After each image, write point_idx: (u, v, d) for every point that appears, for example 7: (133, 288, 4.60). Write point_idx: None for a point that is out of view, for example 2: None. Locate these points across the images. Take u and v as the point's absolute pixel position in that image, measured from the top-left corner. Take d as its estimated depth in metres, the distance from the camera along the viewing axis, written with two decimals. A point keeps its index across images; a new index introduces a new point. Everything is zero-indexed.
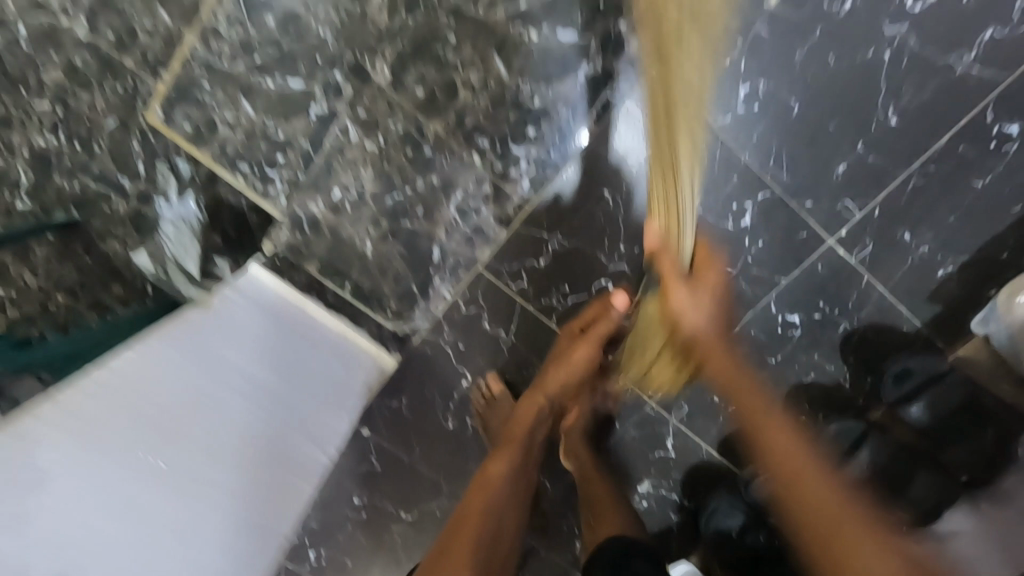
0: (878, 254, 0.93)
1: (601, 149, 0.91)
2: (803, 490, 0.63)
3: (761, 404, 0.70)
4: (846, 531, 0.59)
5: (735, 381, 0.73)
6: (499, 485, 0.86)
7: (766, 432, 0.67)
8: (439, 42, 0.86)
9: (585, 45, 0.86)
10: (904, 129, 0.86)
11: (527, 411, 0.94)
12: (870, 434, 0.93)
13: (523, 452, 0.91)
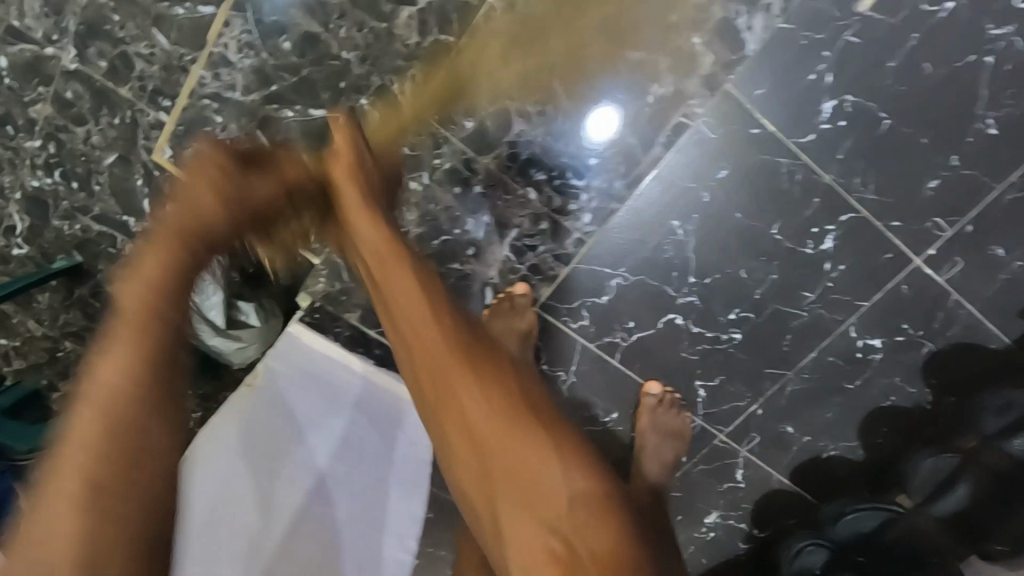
0: (968, 271, 0.86)
1: (669, 173, 0.82)
2: (484, 445, 0.67)
3: (456, 369, 0.69)
4: (520, 450, 0.67)
5: (419, 330, 0.70)
6: (121, 392, 0.59)
7: (449, 384, 0.69)
8: None
9: (654, 62, 0.79)
10: (1002, 140, 0.79)
11: (161, 262, 0.66)
12: (961, 471, 0.86)
13: (160, 320, 0.63)
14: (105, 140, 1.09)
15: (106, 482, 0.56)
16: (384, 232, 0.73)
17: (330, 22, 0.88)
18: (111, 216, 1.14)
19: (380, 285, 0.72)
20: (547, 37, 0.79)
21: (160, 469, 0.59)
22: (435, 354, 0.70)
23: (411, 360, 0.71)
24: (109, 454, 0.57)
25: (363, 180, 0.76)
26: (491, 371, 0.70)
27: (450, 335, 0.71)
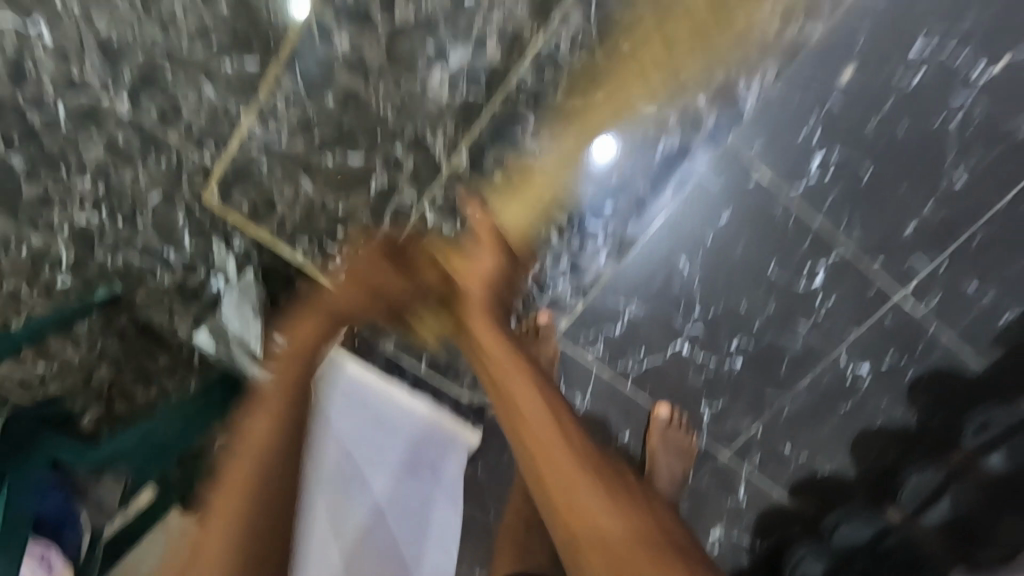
0: (945, 304, 0.96)
1: (676, 217, 0.94)
2: (576, 498, 0.63)
3: (550, 416, 0.69)
4: (586, 501, 0.63)
5: (510, 389, 0.72)
6: (271, 448, 0.69)
7: (543, 443, 0.67)
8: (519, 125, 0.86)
9: (663, 120, 0.85)
10: (970, 189, 0.89)
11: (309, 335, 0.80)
12: (948, 484, 0.97)
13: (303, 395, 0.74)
14: (150, 178, 1.09)
15: (252, 517, 0.65)
16: (498, 329, 0.78)
17: (369, 79, 0.99)
18: (154, 252, 1.17)
19: (496, 370, 0.74)
20: (564, 97, 0.83)
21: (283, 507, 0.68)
22: (529, 415, 0.69)
23: (509, 421, 0.71)
24: (251, 507, 0.65)
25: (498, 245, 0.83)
26: (575, 428, 0.69)
27: (549, 394, 0.72)
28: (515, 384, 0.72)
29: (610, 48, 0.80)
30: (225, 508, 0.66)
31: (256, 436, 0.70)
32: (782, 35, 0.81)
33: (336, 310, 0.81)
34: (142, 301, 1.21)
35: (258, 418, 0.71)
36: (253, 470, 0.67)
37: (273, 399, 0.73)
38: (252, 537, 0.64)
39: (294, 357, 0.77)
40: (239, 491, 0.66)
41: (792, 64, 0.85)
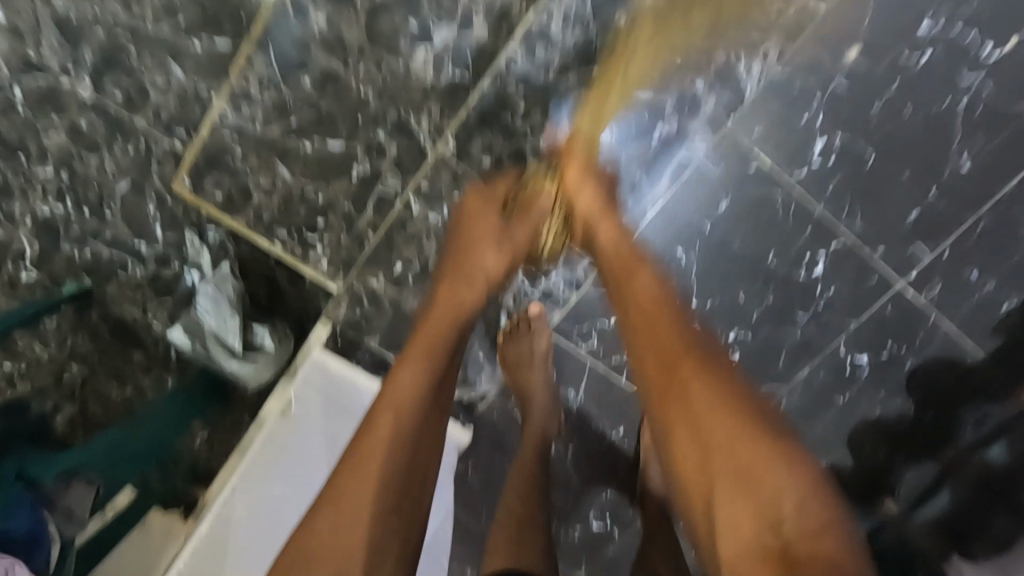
0: (945, 294, 0.94)
1: (672, 204, 0.88)
2: (705, 425, 0.58)
3: (684, 339, 0.65)
4: (741, 456, 0.56)
5: (651, 317, 0.67)
6: (407, 405, 0.68)
7: (673, 361, 0.63)
8: (507, 111, 0.89)
9: (661, 104, 0.82)
10: (976, 174, 0.86)
11: (448, 295, 0.78)
12: (944, 480, 0.97)
13: (444, 355, 0.73)
14: (119, 168, 1.11)
15: (380, 477, 0.63)
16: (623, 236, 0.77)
17: (348, 59, 0.92)
18: (124, 243, 1.16)
19: (617, 269, 0.74)
20: (554, 80, 0.84)
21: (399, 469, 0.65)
22: (661, 338, 0.65)
23: (632, 340, 0.67)
24: (384, 461, 0.64)
25: (596, 179, 0.80)
26: (712, 360, 0.63)
27: (676, 313, 0.68)
28: (658, 322, 0.66)
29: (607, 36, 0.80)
30: (359, 459, 0.64)
31: (398, 388, 0.69)
32: (784, 15, 0.77)
33: (487, 273, 0.81)
34: (114, 295, 1.18)
35: (398, 370, 0.70)
36: (390, 424, 0.66)
37: (412, 350, 0.72)
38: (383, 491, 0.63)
39: (445, 314, 0.76)
40: (381, 445, 0.65)
41: (797, 42, 0.80)
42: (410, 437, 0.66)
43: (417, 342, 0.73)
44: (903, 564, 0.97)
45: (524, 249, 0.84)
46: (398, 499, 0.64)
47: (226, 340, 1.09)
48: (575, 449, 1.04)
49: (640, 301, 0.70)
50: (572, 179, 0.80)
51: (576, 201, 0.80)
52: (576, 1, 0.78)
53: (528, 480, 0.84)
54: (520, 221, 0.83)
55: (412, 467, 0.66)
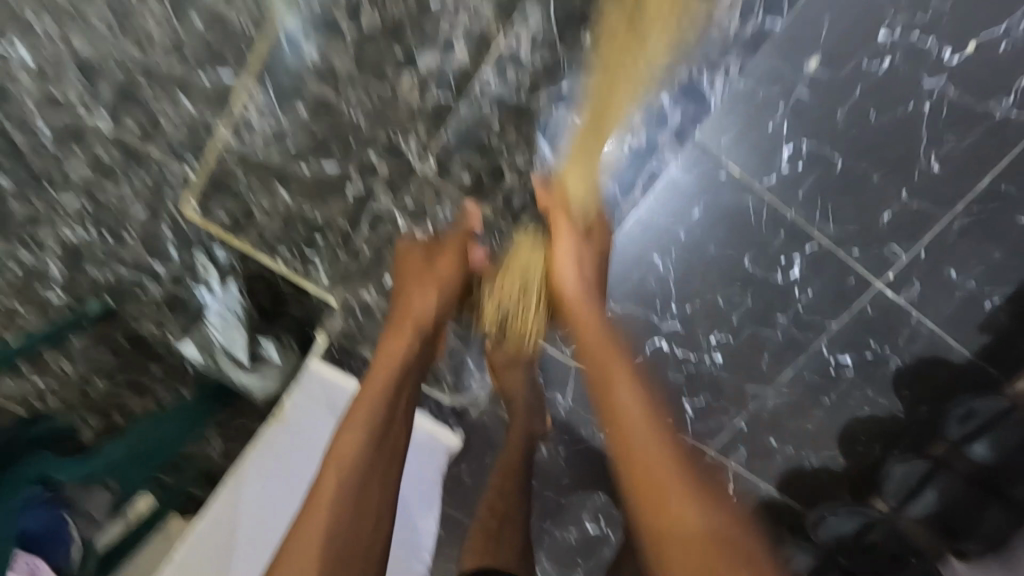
0: (926, 292, 0.95)
1: (646, 212, 0.92)
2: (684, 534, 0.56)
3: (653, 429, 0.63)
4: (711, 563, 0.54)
5: (628, 416, 0.65)
6: (355, 464, 0.71)
7: (638, 455, 0.62)
8: (484, 130, 0.94)
9: (628, 118, 0.84)
10: (947, 174, 0.88)
11: (398, 348, 0.80)
12: (932, 478, 0.95)
13: (386, 410, 0.76)
14: (135, 194, 1.19)
15: (330, 531, 0.66)
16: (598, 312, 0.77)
17: (339, 87, 1.00)
18: (141, 263, 1.23)
19: (591, 350, 0.72)
20: (528, 100, 0.90)
21: (341, 524, 0.67)
22: (644, 458, 0.61)
23: (613, 445, 0.64)
24: (331, 514, 0.67)
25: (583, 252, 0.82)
26: (701, 480, 0.60)
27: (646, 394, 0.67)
28: (638, 437, 0.62)
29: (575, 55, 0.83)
30: (310, 514, 0.68)
31: (345, 452, 0.71)
32: (742, 31, 0.81)
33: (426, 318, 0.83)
34: (133, 313, 1.25)
35: (346, 427, 0.73)
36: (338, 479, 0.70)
37: (360, 411, 0.75)
38: (331, 540, 0.66)
39: (386, 370, 0.78)
40: (327, 500, 0.68)
41: (756, 56, 0.84)
42: (353, 493, 0.69)
43: (358, 402, 0.76)
44: (894, 558, 0.95)
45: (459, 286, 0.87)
46: (347, 543, 0.67)
47: (233, 353, 1.18)
48: (565, 451, 1.07)
49: (612, 385, 0.67)
50: (558, 254, 0.81)
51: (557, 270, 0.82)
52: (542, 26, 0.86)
53: (508, 480, 0.89)
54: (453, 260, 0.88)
55: (355, 514, 0.69)
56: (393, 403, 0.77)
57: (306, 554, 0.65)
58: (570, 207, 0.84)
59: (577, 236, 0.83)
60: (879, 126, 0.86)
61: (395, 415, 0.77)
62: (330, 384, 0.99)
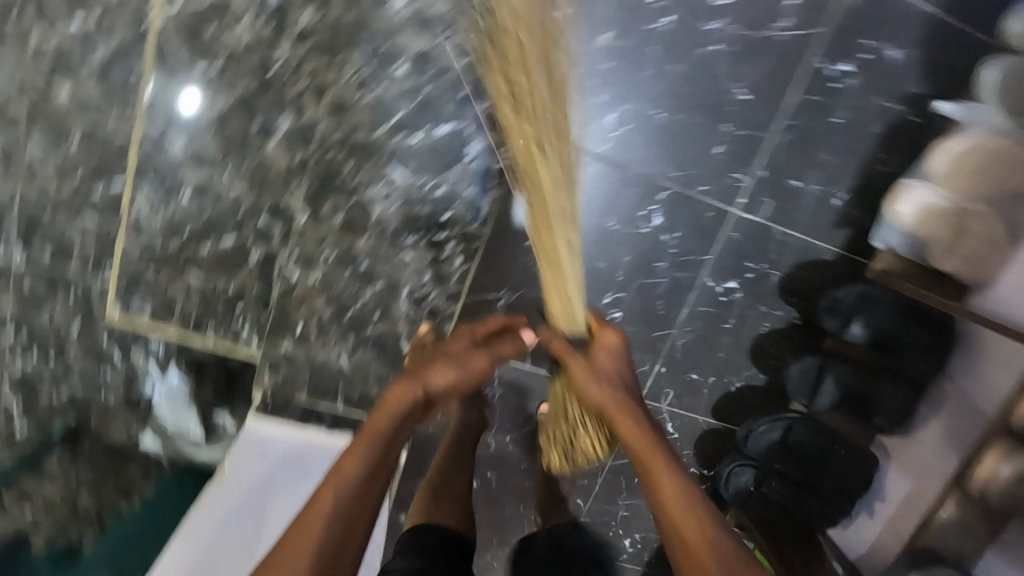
0: (778, 206, 1.04)
1: (504, 201, 0.99)
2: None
3: (707, 535, 0.67)
4: None
5: (683, 525, 0.68)
6: (349, 485, 0.70)
7: (688, 537, 0.67)
8: (339, 172, 0.96)
9: (463, 127, 0.94)
10: (755, 100, 0.98)
11: (398, 398, 0.78)
12: (826, 369, 1.03)
13: (386, 450, 0.74)
14: (67, 313, 1.25)
15: (315, 547, 0.66)
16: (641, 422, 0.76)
17: (213, 168, 1.09)
18: (89, 375, 1.29)
19: (638, 456, 0.73)
20: (370, 134, 0.94)
21: (323, 532, 0.67)
22: (690, 536, 0.67)
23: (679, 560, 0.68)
24: (321, 537, 0.67)
25: (611, 372, 0.79)
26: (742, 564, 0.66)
27: (713, 530, 0.68)
28: (682, 528, 0.68)
29: (398, 86, 0.92)
30: (294, 548, 0.66)
31: (345, 476, 0.71)
32: None
33: (436, 390, 0.81)
34: (96, 423, 1.31)
35: (347, 456, 0.72)
36: (338, 495, 0.69)
37: (362, 435, 0.74)
38: (319, 553, 0.66)
39: (387, 412, 0.76)
40: (320, 515, 0.68)
41: None
42: (345, 514, 0.69)
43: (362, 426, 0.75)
44: (819, 450, 1.05)
45: (483, 374, 0.86)
46: (330, 560, 0.66)
47: (188, 432, 1.28)
48: (512, 438, 1.17)
49: (670, 513, 0.69)
50: (574, 380, 0.80)
51: (588, 394, 0.79)
52: (364, 67, 0.92)
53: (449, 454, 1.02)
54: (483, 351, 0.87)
55: (348, 533, 0.68)
56: (395, 440, 0.75)
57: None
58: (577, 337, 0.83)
59: (588, 363, 0.80)
60: (684, 71, 0.96)
61: (393, 452, 0.75)
62: (268, 436, 1.02)
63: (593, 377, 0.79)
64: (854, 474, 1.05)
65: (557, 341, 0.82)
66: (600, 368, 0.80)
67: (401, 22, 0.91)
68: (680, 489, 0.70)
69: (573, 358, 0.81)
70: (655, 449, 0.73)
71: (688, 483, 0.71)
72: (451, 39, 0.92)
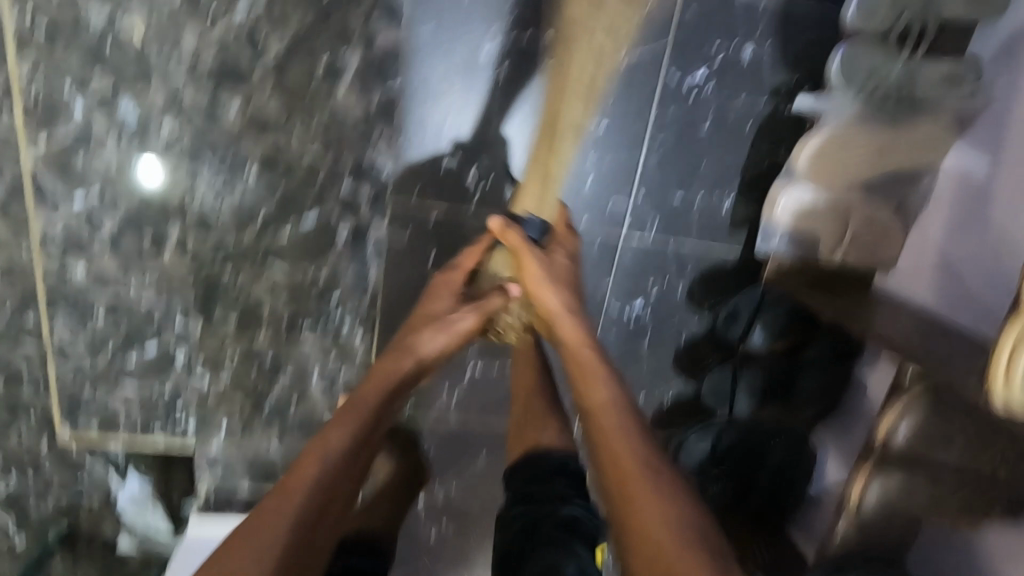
0: (667, 222, 1.03)
1: (386, 273, 1.00)
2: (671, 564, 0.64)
3: (639, 455, 0.75)
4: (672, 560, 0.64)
5: (611, 437, 0.77)
6: (341, 446, 0.79)
7: (622, 458, 0.75)
8: (220, 279, 0.99)
9: (326, 215, 0.96)
10: (614, 127, 0.96)
11: (400, 346, 0.92)
12: (738, 379, 1.02)
13: (374, 416, 0.84)
14: (20, 436, 1.19)
15: (303, 500, 0.72)
16: (613, 392, 0.83)
17: None
18: (65, 484, 1.26)
19: (594, 415, 0.81)
20: (241, 239, 0.97)
21: (310, 483, 0.74)
22: (620, 446, 0.76)
23: (618, 506, 0.72)
24: (304, 495, 0.72)
25: (560, 281, 0.93)
26: (674, 479, 0.73)
27: (646, 452, 0.76)
28: (613, 441, 0.77)
29: (249, 190, 0.94)
30: (282, 496, 0.72)
31: (329, 445, 0.78)
32: (370, 107, 0.90)
33: (428, 355, 0.93)
34: (87, 528, 1.30)
35: (335, 426, 0.81)
36: (321, 464, 0.76)
37: (346, 412, 0.83)
38: (304, 507, 0.72)
39: (377, 385, 0.88)
40: (313, 467, 0.76)
41: (396, 120, 0.92)
42: (335, 464, 0.77)
43: (348, 404, 0.85)
44: (750, 444, 1.00)
45: (472, 331, 0.95)
46: (316, 512, 0.72)
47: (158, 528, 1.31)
48: (458, 487, 1.17)
49: (601, 422, 0.80)
50: (530, 274, 0.93)
51: (544, 302, 0.92)
52: (212, 181, 0.94)
53: (397, 488, 1.10)
54: (475, 309, 0.96)
55: (323, 499, 0.74)
56: (377, 418, 0.85)
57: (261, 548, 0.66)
58: (529, 236, 0.96)
59: (545, 265, 0.93)
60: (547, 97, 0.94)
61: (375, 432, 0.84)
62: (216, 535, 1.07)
63: (541, 275, 0.92)
64: (794, 458, 1.02)
65: (516, 236, 0.95)
66: (550, 270, 0.93)
67: (240, 126, 0.91)
68: (623, 422, 0.79)
69: (520, 242, 0.94)
70: (597, 376, 0.85)
71: (634, 420, 0.80)
72: (293, 134, 0.91)
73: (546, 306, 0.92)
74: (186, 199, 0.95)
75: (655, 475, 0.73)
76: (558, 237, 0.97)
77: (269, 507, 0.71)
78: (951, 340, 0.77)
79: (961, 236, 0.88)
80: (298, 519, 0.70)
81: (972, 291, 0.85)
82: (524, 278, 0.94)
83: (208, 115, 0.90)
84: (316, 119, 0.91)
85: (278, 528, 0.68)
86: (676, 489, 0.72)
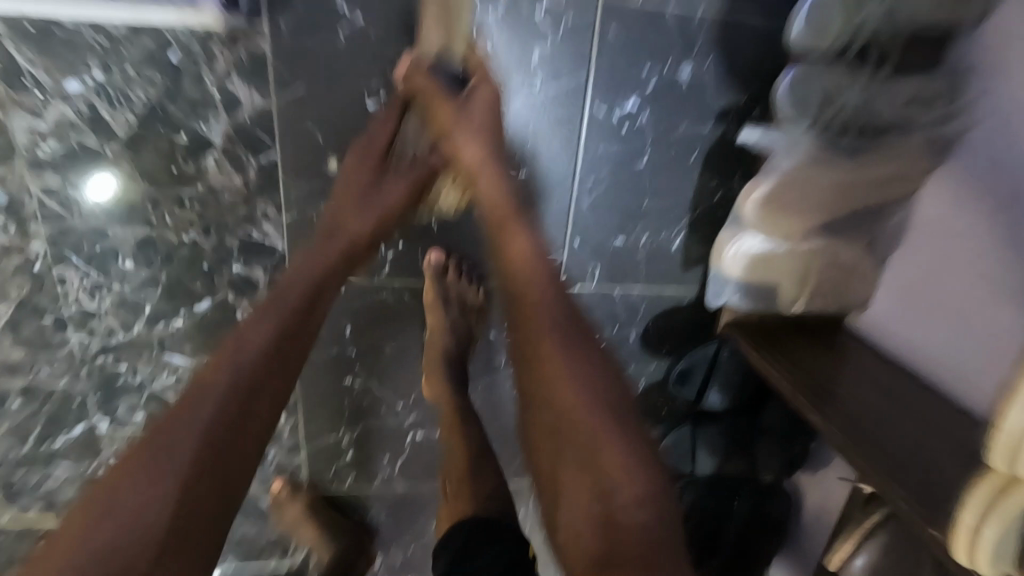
0: (610, 268, 0.91)
1: None
2: (614, 504, 0.54)
3: (561, 325, 0.64)
4: (602, 440, 0.57)
5: (536, 305, 0.65)
6: (249, 347, 0.63)
7: (535, 310, 0.65)
8: (114, 375, 0.88)
9: (221, 300, 0.84)
10: (536, 172, 0.83)
11: (310, 260, 0.71)
12: (698, 436, 0.92)
13: (297, 313, 0.67)
14: None
15: (205, 415, 0.58)
16: (505, 188, 0.71)
17: None
18: None
19: (495, 219, 0.70)
20: (128, 334, 0.85)
21: (217, 396, 0.59)
22: (540, 310, 0.65)
23: (523, 344, 0.64)
24: (202, 419, 0.57)
25: (487, 131, 0.71)
26: (587, 338, 0.64)
27: (567, 323, 0.64)
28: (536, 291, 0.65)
29: (129, 280, 0.81)
30: (172, 420, 0.57)
31: (248, 343, 0.63)
32: (246, 179, 0.77)
33: (361, 229, 0.73)
34: None
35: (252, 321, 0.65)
36: (230, 372, 0.61)
37: (259, 311, 0.67)
38: (201, 433, 0.57)
39: (318, 267, 0.70)
40: (216, 386, 0.60)
41: (279, 190, 0.78)
42: (246, 376, 0.61)
43: (264, 300, 0.68)
44: (716, 505, 0.92)
45: (403, 203, 0.75)
46: (230, 424, 0.58)
47: None
48: (415, 548, 1.11)
49: (529, 304, 0.65)
50: (445, 124, 0.70)
51: (460, 151, 0.71)
52: (80, 275, 0.80)
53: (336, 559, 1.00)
54: (394, 176, 0.75)
55: (226, 439, 0.58)
56: (308, 310, 0.69)
57: (140, 497, 0.52)
58: (444, 83, 0.71)
59: (462, 113, 0.70)
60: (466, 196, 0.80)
61: (303, 327, 0.68)
62: None
63: (467, 126, 0.70)
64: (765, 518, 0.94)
65: (426, 87, 0.71)
66: (477, 124, 0.71)
67: (103, 215, 0.77)
68: (540, 262, 0.67)
69: (433, 94, 0.71)
70: (510, 217, 0.70)
71: (541, 248, 0.69)
72: (163, 217, 0.78)
73: (463, 158, 0.71)
74: (50, 299, 0.81)
75: (563, 336, 0.63)
76: (473, 80, 0.72)
77: (169, 432, 0.56)
78: (923, 430, 0.67)
79: (934, 310, 0.74)
80: (204, 439, 0.56)
81: (955, 365, 0.72)
82: (439, 129, 0.72)
83: (59, 206, 0.75)
84: (187, 198, 0.77)
85: (160, 460, 0.54)
86: (584, 348, 0.63)
